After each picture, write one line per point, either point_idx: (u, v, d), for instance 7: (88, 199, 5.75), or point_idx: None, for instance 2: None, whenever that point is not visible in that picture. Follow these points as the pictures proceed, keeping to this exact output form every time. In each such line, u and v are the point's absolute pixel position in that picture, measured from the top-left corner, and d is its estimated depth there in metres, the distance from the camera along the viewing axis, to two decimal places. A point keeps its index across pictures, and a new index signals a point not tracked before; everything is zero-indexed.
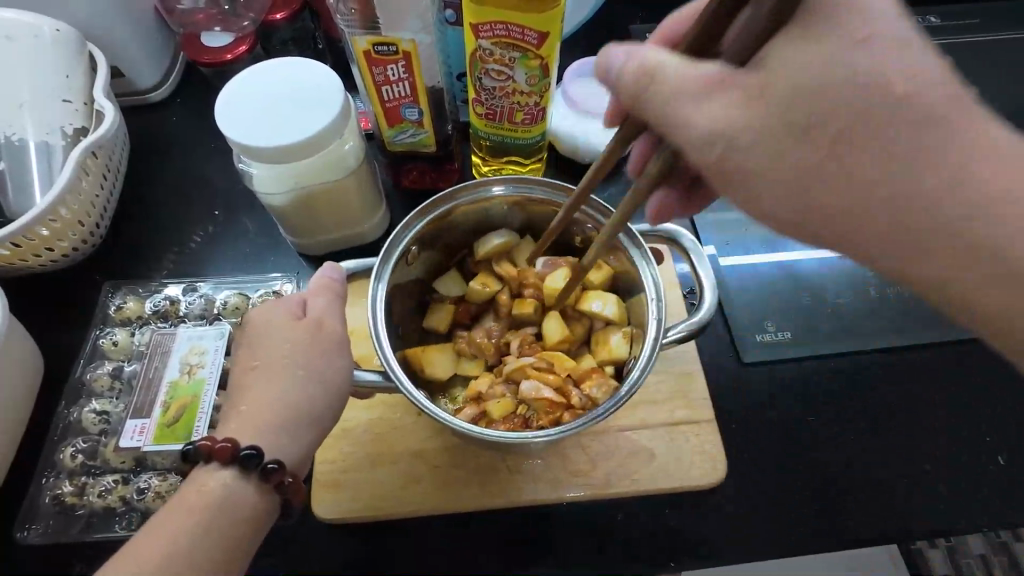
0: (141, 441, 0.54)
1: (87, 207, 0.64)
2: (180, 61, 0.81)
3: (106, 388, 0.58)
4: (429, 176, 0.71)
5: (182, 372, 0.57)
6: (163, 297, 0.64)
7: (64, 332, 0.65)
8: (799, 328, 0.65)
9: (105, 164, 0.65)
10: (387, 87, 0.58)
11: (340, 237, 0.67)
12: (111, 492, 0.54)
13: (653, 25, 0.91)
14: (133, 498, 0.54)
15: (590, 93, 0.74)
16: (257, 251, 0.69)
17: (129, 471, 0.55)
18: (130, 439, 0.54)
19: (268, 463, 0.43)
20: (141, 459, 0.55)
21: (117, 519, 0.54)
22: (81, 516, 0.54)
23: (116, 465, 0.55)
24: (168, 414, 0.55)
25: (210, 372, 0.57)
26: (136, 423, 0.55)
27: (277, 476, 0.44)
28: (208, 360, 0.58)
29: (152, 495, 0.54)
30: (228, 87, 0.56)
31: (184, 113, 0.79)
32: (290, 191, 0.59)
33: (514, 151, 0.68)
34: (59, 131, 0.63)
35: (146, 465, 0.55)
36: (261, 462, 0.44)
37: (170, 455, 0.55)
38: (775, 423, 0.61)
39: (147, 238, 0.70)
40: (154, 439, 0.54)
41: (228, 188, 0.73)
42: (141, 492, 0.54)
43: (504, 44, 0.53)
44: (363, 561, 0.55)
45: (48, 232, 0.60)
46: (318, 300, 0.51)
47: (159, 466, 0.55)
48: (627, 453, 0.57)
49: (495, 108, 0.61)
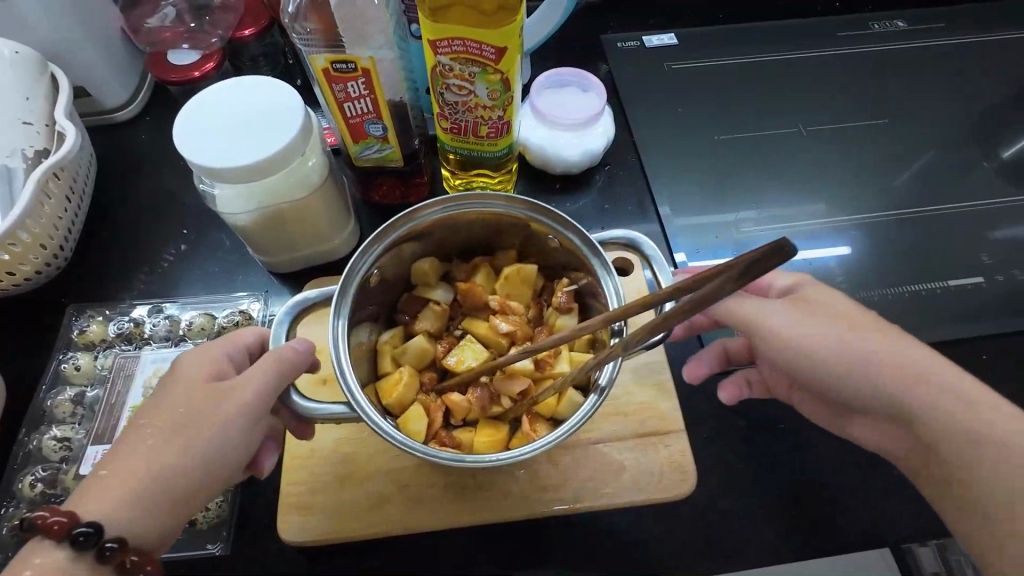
0: None
1: (50, 229, 0.63)
2: (149, 79, 0.81)
3: (70, 413, 0.57)
4: (399, 190, 0.72)
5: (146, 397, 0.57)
6: (127, 319, 0.62)
7: (29, 355, 0.64)
8: None
9: (69, 186, 0.65)
10: (349, 104, 0.57)
11: (309, 254, 0.67)
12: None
13: (622, 36, 0.93)
14: None
15: (557, 104, 0.74)
16: (226, 269, 0.69)
17: None
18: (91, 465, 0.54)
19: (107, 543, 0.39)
20: None
21: None
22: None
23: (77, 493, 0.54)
24: None
25: None
26: (97, 449, 0.55)
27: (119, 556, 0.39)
28: None
29: None
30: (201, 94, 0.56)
31: (153, 131, 0.79)
32: (254, 211, 0.59)
33: (481, 164, 0.68)
34: (19, 154, 0.62)
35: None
36: (99, 541, 0.39)
37: None
38: (747, 430, 0.61)
39: (116, 259, 0.69)
40: None
41: (198, 207, 0.73)
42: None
43: (463, 59, 0.53)
44: None
45: (8, 257, 0.60)
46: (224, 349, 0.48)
47: None
48: (598, 465, 0.57)
49: (460, 122, 0.61)
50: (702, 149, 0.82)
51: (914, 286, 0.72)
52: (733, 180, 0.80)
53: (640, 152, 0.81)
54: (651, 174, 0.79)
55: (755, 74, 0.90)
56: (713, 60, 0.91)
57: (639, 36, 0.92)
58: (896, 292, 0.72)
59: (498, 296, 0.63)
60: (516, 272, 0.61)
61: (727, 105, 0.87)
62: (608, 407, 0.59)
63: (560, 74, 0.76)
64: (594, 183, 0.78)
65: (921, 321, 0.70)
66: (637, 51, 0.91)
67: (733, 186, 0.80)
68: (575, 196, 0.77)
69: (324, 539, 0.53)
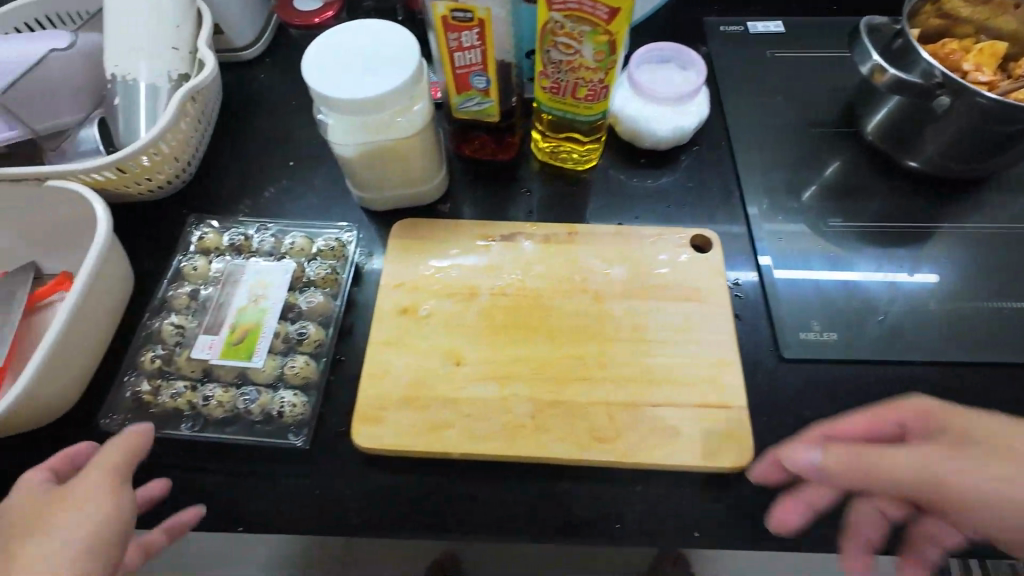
0: (211, 353, 0.59)
1: (183, 144, 0.72)
2: (271, 24, 0.90)
3: (184, 306, 0.64)
4: (489, 147, 0.77)
5: (250, 300, 0.62)
6: (239, 233, 0.69)
7: (151, 257, 0.72)
8: (844, 331, 0.64)
9: (201, 110, 0.74)
10: (459, 53, 0.60)
11: (399, 194, 0.72)
12: (171, 404, 0.58)
13: (725, 18, 0.91)
14: (199, 404, 0.57)
15: (657, 78, 0.73)
16: (322, 200, 0.77)
17: (198, 379, 0.59)
18: (201, 351, 0.59)
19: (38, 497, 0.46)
20: (209, 370, 0.59)
21: (185, 420, 0.58)
22: (153, 414, 0.58)
23: (188, 372, 0.59)
24: (235, 334, 0.60)
25: (273, 303, 0.62)
26: (207, 337, 0.60)
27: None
28: (272, 293, 0.63)
29: (215, 403, 0.57)
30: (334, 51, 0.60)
31: (271, 72, 0.88)
32: (359, 146, 0.64)
33: (574, 126, 0.70)
34: (166, 75, 0.69)
35: (184, 377, 0.59)
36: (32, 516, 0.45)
37: (233, 371, 0.59)
38: (806, 420, 0.60)
39: (229, 178, 0.79)
40: (221, 354, 0.59)
41: (304, 143, 0.83)
42: (192, 424, 0.58)
43: (575, 17, 0.55)
44: (390, 495, 0.56)
45: (149, 162, 0.68)
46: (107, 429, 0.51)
47: (224, 379, 0.59)
48: (653, 426, 0.57)
49: (561, 82, 0.62)
50: (796, 138, 0.80)
51: (1002, 304, 0.66)
52: (828, 164, 0.78)
53: (728, 137, 0.80)
54: (738, 159, 0.78)
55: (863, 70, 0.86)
56: (821, 52, 0.88)
57: (742, 21, 0.91)
58: (984, 308, 0.66)
59: (969, 61, 0.73)
60: (989, 47, 0.73)
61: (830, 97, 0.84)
62: (669, 375, 0.60)
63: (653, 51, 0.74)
64: (676, 159, 0.78)
65: (1012, 344, 0.64)
66: (739, 36, 0.89)
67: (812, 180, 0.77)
68: (656, 174, 0.78)
69: (392, 450, 0.57)
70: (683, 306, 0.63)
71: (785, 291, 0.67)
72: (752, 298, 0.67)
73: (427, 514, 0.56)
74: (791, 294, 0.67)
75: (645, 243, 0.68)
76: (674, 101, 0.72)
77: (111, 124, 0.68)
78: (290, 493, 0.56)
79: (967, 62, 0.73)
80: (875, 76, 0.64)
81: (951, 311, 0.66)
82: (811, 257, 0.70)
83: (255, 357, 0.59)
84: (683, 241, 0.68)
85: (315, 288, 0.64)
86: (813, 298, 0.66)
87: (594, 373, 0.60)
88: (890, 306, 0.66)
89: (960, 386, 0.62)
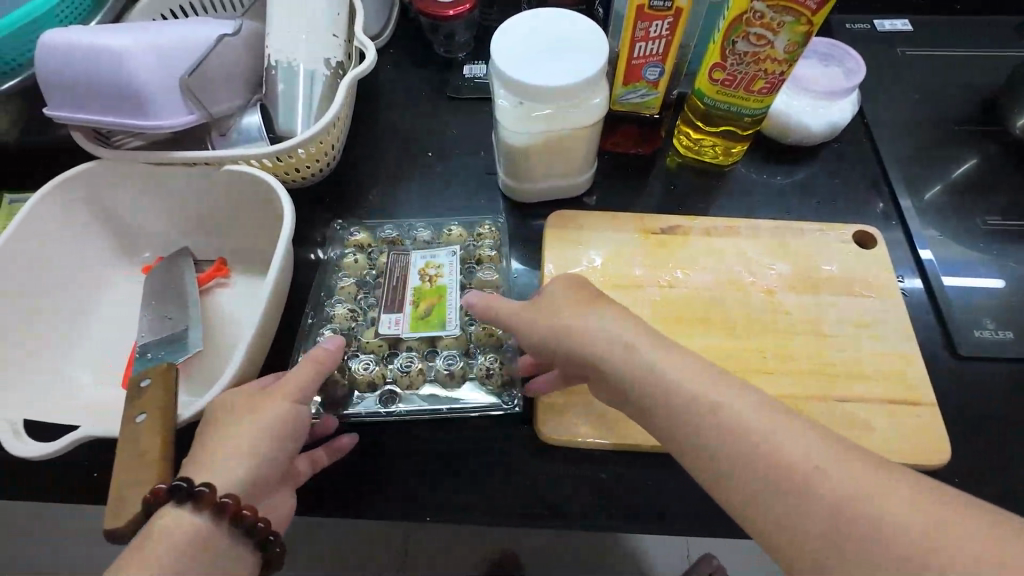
0: (400, 328, 0.62)
1: (335, 134, 0.72)
2: (395, 17, 0.91)
3: (347, 297, 0.66)
4: (632, 140, 0.76)
5: (423, 279, 0.65)
6: (389, 231, 0.73)
7: (300, 246, 0.73)
8: (1022, 330, 0.63)
9: (349, 99, 0.74)
10: (642, 43, 0.60)
11: (552, 186, 0.72)
12: (359, 379, 0.59)
13: (852, 16, 0.91)
14: (399, 375, 0.59)
15: (817, 76, 0.74)
16: (462, 192, 0.78)
17: (387, 357, 0.62)
18: (390, 327, 0.62)
19: (197, 487, 0.39)
20: (397, 346, 0.62)
21: (384, 396, 0.59)
22: (345, 401, 0.58)
23: (375, 350, 0.62)
24: (420, 309, 0.63)
25: (448, 280, 0.65)
26: (392, 316, 0.63)
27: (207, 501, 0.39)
28: (443, 271, 0.66)
29: (417, 370, 0.59)
30: (507, 37, 0.60)
31: (397, 65, 0.89)
32: (533, 135, 0.64)
33: (734, 119, 0.69)
34: (325, 63, 0.69)
35: (371, 355, 0.61)
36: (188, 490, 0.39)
37: (426, 341, 0.62)
38: (996, 421, 0.59)
39: (365, 168, 0.80)
40: (410, 327, 0.62)
41: (435, 134, 0.83)
42: (387, 399, 0.59)
43: (780, 7, 0.54)
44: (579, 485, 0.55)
45: (309, 152, 0.68)
46: (301, 372, 0.48)
47: (416, 351, 0.62)
48: (847, 422, 0.56)
49: (738, 74, 0.62)
50: (939, 135, 0.79)
51: None
52: (975, 157, 0.78)
53: (869, 133, 0.79)
54: (884, 155, 0.77)
55: (1001, 68, 0.85)
56: (954, 51, 0.87)
57: (869, 19, 0.90)
58: None
59: None
60: None
61: (968, 94, 0.83)
62: (853, 371, 0.59)
63: (811, 48, 0.76)
64: (817, 156, 0.78)
65: None
66: (868, 34, 0.89)
67: (960, 174, 0.76)
68: (798, 170, 0.77)
69: (581, 440, 0.56)
70: (855, 301, 0.64)
71: (952, 290, 0.66)
72: (916, 294, 0.67)
73: (619, 508, 0.54)
74: (959, 293, 0.66)
75: (807, 237, 0.69)
76: (830, 99, 0.73)
77: (272, 111, 0.68)
78: (476, 479, 0.55)
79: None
80: None
81: None
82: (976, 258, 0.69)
83: (448, 325, 0.62)
84: (847, 236, 0.69)
85: (484, 267, 0.67)
86: (982, 296, 0.66)
87: (776, 365, 0.59)
88: None
89: None
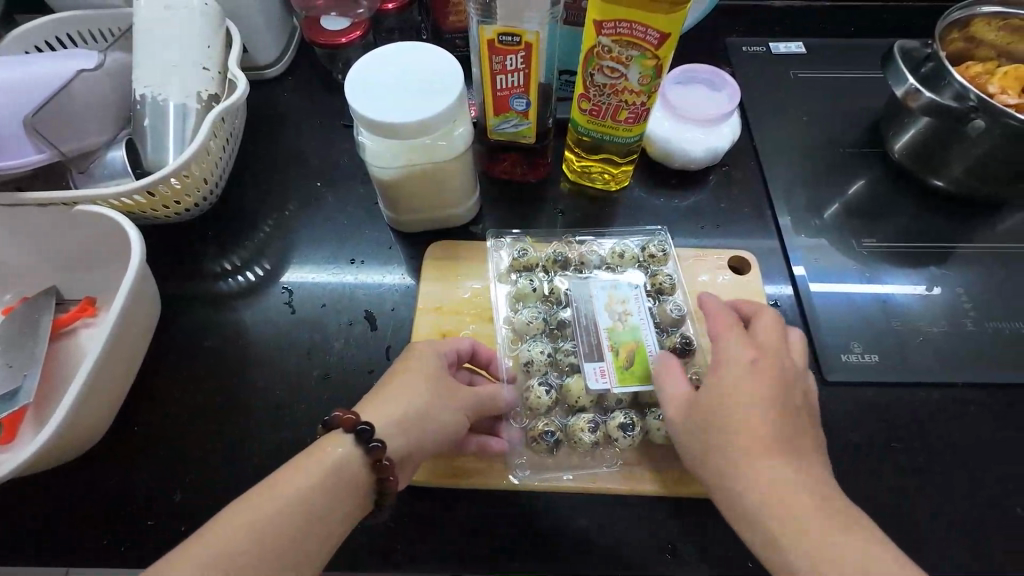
0: (608, 382, 0.60)
1: (211, 167, 0.69)
2: (294, 43, 0.89)
3: (536, 331, 0.65)
4: (520, 167, 0.76)
5: (616, 318, 0.63)
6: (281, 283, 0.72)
7: (183, 284, 0.72)
8: (886, 354, 0.65)
9: (230, 129, 0.73)
10: (502, 76, 0.60)
11: (435, 216, 0.72)
12: (542, 405, 0.61)
13: (751, 38, 0.92)
14: (590, 432, 0.59)
15: (689, 100, 0.75)
16: (353, 223, 0.76)
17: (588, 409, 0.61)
18: (599, 381, 0.60)
19: (373, 442, 0.48)
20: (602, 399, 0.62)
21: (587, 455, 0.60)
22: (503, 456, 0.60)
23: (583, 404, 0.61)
24: (623, 357, 0.61)
25: (640, 318, 0.64)
26: (595, 365, 0.61)
27: (378, 454, 0.48)
28: (630, 307, 0.64)
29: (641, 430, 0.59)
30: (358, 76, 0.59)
31: (295, 91, 0.87)
32: (403, 167, 0.63)
33: (611, 148, 0.69)
34: (196, 96, 0.68)
35: (552, 379, 0.63)
36: (369, 437, 0.48)
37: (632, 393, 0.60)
38: (855, 447, 0.61)
39: (254, 200, 0.78)
40: (618, 380, 0.60)
41: (329, 162, 0.82)
42: (593, 428, 0.59)
43: (624, 42, 0.55)
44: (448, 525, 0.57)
45: (179, 185, 0.66)
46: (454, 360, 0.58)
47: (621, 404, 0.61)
48: None
49: (602, 105, 0.62)
50: (828, 157, 0.81)
51: None
52: (861, 179, 0.79)
53: (759, 156, 0.80)
54: (771, 179, 0.78)
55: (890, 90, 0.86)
56: (846, 73, 0.88)
57: (765, 43, 0.91)
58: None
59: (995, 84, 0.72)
60: (1014, 70, 0.72)
61: (857, 116, 0.84)
62: None
63: (689, 73, 0.77)
64: (707, 180, 0.78)
65: None
66: (765, 57, 0.90)
67: (853, 195, 0.77)
68: (690, 193, 0.77)
69: (455, 480, 0.58)
70: None
71: (826, 316, 0.67)
72: (792, 319, 0.68)
73: (491, 547, 0.56)
74: (832, 319, 0.67)
75: (684, 264, 0.70)
76: (706, 124, 0.74)
77: (140, 147, 0.66)
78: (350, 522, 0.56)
79: (992, 84, 0.72)
80: (908, 99, 0.66)
81: (993, 332, 0.67)
82: (854, 282, 0.70)
83: None
84: (723, 262, 0.70)
85: (667, 297, 0.66)
86: (855, 319, 0.67)
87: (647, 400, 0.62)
88: (929, 327, 0.67)
89: (1006, 408, 0.63)
